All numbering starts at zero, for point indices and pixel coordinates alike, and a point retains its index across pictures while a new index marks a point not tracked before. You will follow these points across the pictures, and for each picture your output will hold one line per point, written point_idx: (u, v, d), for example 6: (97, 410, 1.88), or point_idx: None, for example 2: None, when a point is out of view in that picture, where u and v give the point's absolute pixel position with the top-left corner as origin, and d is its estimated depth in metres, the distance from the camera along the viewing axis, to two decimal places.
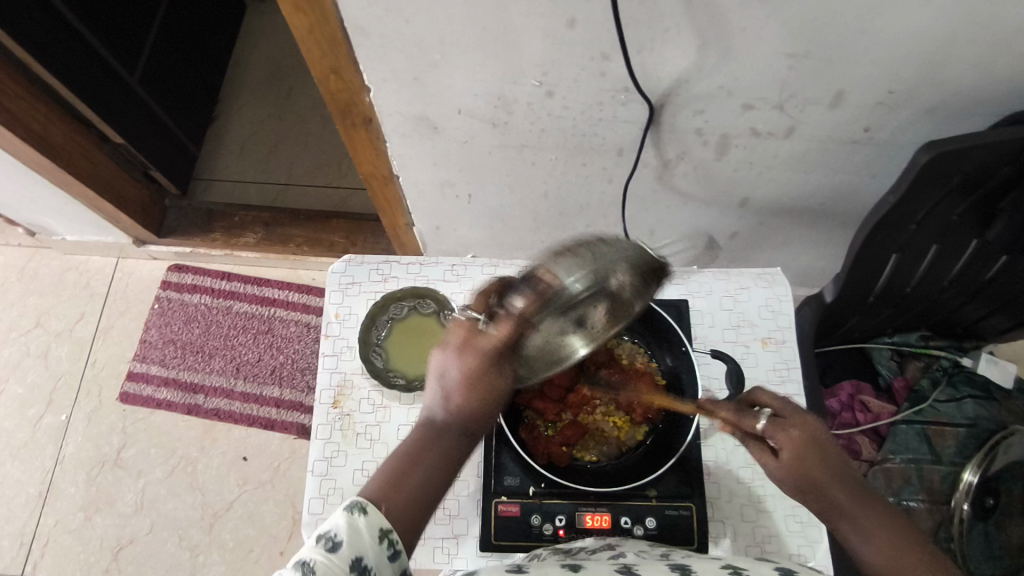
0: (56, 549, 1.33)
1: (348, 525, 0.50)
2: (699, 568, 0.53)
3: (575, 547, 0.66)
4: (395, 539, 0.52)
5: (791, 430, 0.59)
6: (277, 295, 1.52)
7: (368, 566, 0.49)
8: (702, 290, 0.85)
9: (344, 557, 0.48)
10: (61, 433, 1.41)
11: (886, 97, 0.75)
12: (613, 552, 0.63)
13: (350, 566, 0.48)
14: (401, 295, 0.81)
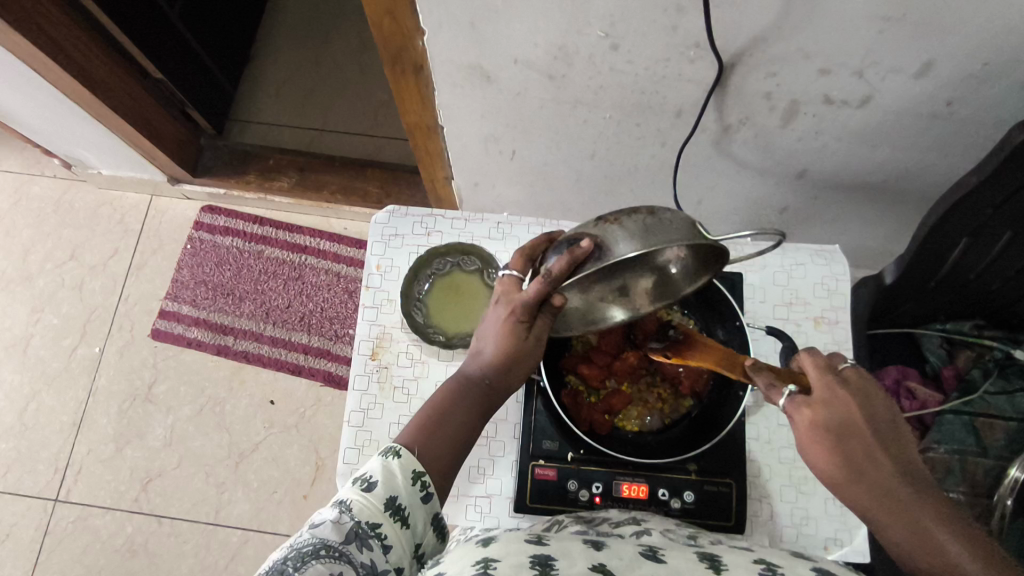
0: (88, 477, 1.36)
1: (384, 468, 0.54)
2: (730, 561, 0.50)
3: (597, 518, 0.65)
4: (427, 481, 0.55)
5: (807, 413, 0.54)
6: (309, 242, 1.51)
7: (402, 505, 0.53)
8: (757, 264, 0.81)
9: (379, 496, 0.52)
10: (94, 365, 1.44)
11: (979, 69, 0.70)
12: (637, 528, 0.61)
13: (385, 504, 0.52)
14: (445, 250, 0.79)
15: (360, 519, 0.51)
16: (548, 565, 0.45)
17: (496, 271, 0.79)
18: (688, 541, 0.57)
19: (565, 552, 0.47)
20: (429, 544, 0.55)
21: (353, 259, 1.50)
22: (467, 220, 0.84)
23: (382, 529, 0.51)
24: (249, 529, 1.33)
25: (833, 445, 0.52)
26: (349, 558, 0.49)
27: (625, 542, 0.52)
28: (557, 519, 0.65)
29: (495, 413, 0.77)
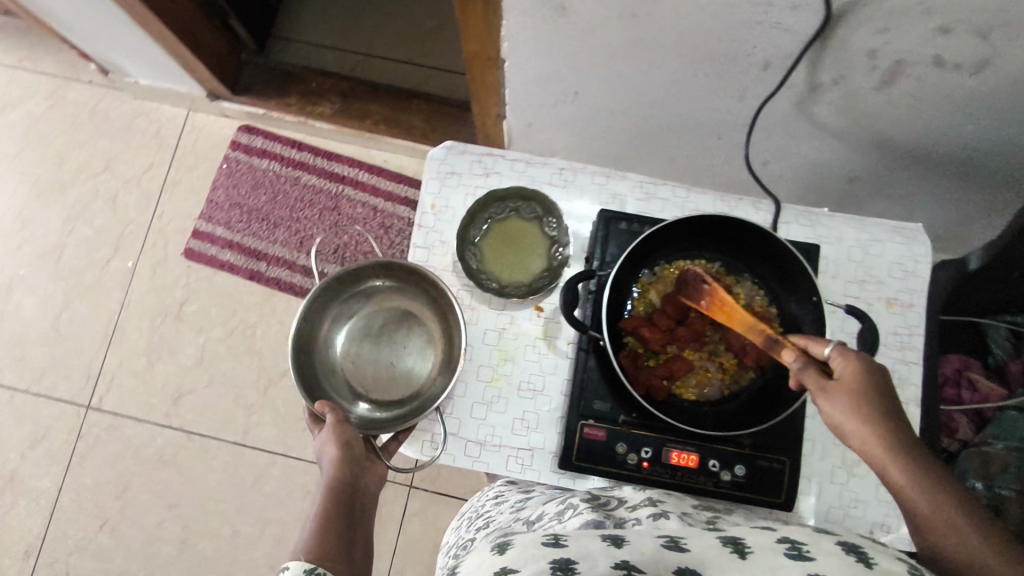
0: (120, 389, 1.38)
1: None
2: (754, 543, 0.48)
3: (613, 501, 0.63)
4: (322, 572, 0.55)
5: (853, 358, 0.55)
6: (347, 172, 1.47)
7: None
8: (832, 236, 0.77)
9: None
10: (127, 279, 1.43)
11: None
12: (653, 511, 0.57)
13: None
14: (504, 194, 0.75)
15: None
16: (569, 569, 0.44)
17: (556, 220, 0.75)
18: (707, 524, 0.54)
19: (586, 553, 0.46)
20: None
21: (390, 193, 1.45)
22: (529, 162, 0.79)
23: None
24: (276, 454, 1.35)
25: (870, 390, 0.53)
26: None
27: (646, 530, 0.52)
28: (569, 501, 0.63)
29: (543, 366, 0.75)
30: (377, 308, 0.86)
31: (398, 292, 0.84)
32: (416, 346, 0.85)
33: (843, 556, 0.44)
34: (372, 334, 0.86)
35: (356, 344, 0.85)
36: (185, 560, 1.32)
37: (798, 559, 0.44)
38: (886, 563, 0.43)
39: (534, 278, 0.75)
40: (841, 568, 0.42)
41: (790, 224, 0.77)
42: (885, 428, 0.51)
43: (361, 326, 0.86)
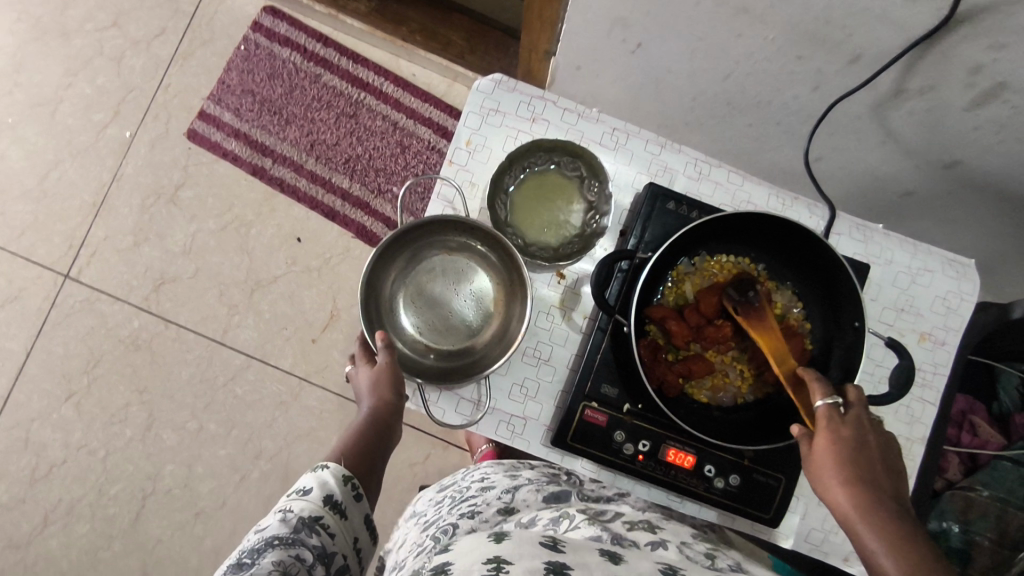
0: (102, 263, 1.33)
1: (316, 477, 0.63)
2: None
3: (610, 514, 0.62)
4: (356, 483, 0.65)
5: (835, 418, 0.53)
6: (371, 79, 1.37)
7: (338, 500, 0.62)
8: (882, 257, 0.72)
9: (316, 497, 0.61)
10: (123, 150, 1.35)
11: None
12: (653, 537, 0.55)
13: (323, 500, 0.61)
14: (551, 145, 0.69)
15: (303, 514, 0.59)
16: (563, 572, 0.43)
17: (599, 185, 0.70)
18: (707, 558, 0.52)
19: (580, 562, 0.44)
20: (364, 539, 0.64)
21: (414, 112, 1.36)
22: (580, 116, 0.72)
23: (325, 520, 0.60)
24: (253, 358, 1.32)
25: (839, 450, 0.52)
26: (303, 543, 0.57)
27: (642, 558, 0.49)
28: (565, 510, 0.61)
29: (554, 336, 0.71)
30: (461, 253, 0.72)
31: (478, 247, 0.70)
32: (476, 305, 0.72)
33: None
34: (445, 279, 0.72)
35: (415, 284, 0.72)
36: (148, 446, 1.31)
37: None
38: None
39: (561, 243, 0.70)
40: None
41: (843, 237, 0.72)
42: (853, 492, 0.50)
43: (443, 268, 0.72)
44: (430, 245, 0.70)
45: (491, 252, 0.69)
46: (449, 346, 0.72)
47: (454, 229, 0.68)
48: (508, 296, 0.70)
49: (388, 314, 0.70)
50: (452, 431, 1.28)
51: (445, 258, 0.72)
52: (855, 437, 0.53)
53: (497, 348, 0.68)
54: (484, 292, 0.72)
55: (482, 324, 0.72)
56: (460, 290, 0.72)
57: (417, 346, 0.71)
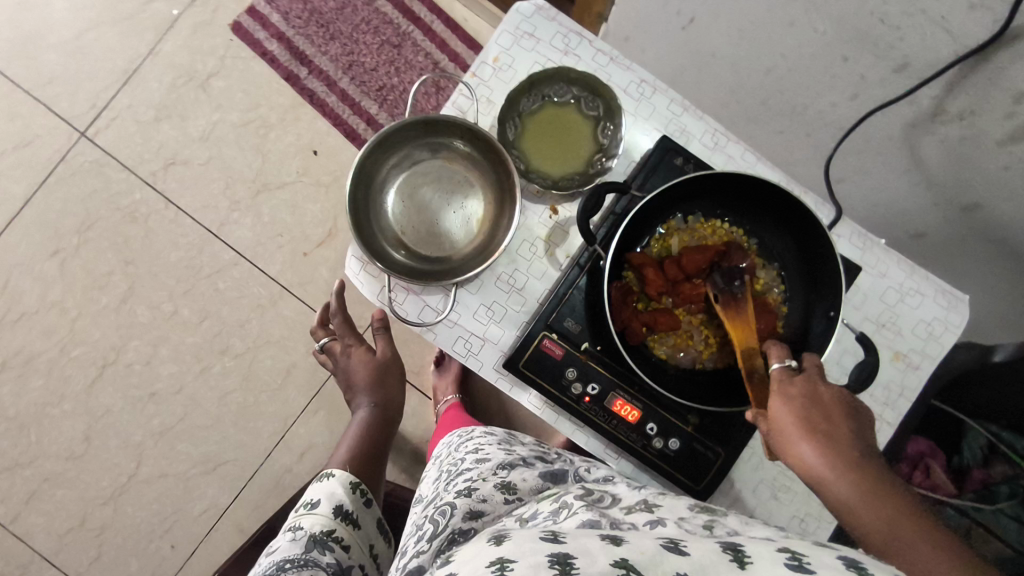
0: (119, 130, 1.34)
1: (325, 494, 0.70)
2: (755, 551, 0.36)
3: (607, 498, 0.53)
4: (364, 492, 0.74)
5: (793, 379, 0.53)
6: (423, 15, 1.37)
7: (349, 511, 0.70)
8: (875, 268, 0.71)
9: (326, 511, 0.68)
10: (166, 27, 1.36)
11: None
12: (649, 517, 0.47)
13: (335, 512, 0.68)
14: (575, 77, 0.68)
15: (313, 532, 0.64)
16: (566, 564, 0.35)
17: (613, 130, 0.69)
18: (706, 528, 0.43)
19: (585, 549, 0.37)
20: (376, 544, 0.71)
21: (457, 56, 1.36)
22: (612, 60, 0.72)
23: (337, 533, 0.66)
24: (242, 257, 1.32)
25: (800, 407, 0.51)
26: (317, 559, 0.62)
27: (644, 537, 0.41)
28: (562, 500, 0.53)
29: (532, 269, 0.70)
30: (460, 162, 0.71)
31: (476, 158, 0.69)
32: (461, 218, 0.72)
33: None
34: (438, 185, 0.72)
35: (410, 183, 0.72)
36: (120, 317, 1.31)
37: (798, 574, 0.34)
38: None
39: (562, 178, 0.69)
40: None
41: (842, 236, 0.71)
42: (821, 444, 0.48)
43: (437, 179, 0.72)
44: (431, 146, 0.70)
45: (488, 167, 0.69)
46: (427, 252, 0.71)
47: (459, 135, 0.67)
48: (495, 215, 0.70)
49: (375, 204, 0.69)
50: (418, 374, 1.28)
51: (443, 165, 0.72)
52: (811, 392, 0.52)
53: (471, 261, 0.68)
54: (472, 208, 0.72)
55: (463, 238, 0.72)
56: (450, 202, 0.72)
57: (395, 243, 0.70)
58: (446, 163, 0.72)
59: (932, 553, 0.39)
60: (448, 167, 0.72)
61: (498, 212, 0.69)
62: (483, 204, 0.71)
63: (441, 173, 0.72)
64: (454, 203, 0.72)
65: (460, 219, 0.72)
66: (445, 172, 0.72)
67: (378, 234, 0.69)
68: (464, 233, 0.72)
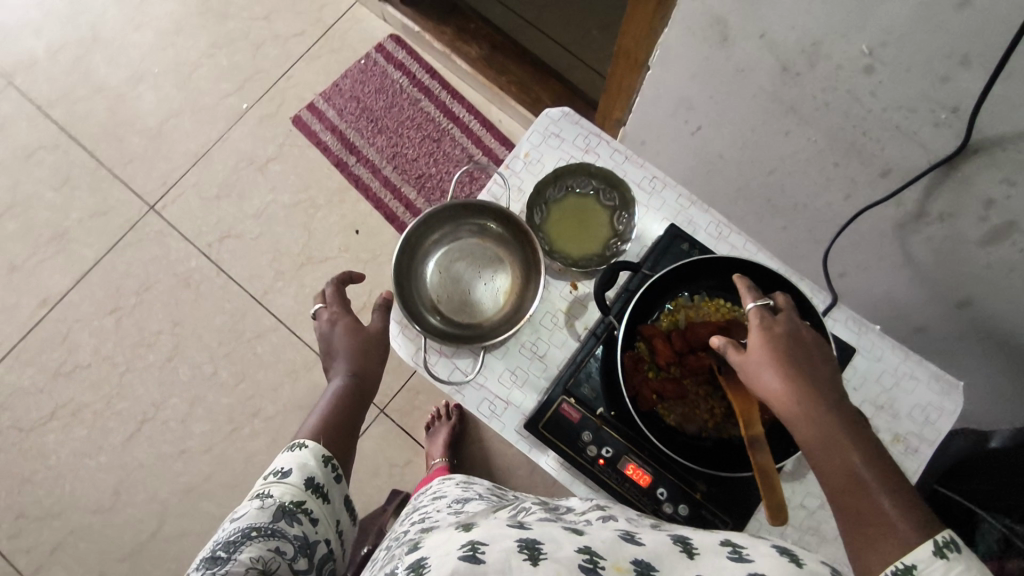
0: (184, 204, 1.48)
1: (297, 462, 0.68)
2: (699, 543, 0.46)
3: (563, 505, 0.61)
4: (335, 465, 0.71)
5: (772, 324, 0.57)
6: (463, 115, 1.53)
7: (318, 482, 0.68)
8: (871, 353, 0.77)
9: (296, 480, 0.66)
10: (236, 118, 1.53)
11: None
12: (604, 512, 0.55)
13: (305, 483, 0.66)
14: (595, 172, 0.78)
15: (283, 499, 0.63)
16: (534, 548, 0.43)
17: (627, 217, 0.77)
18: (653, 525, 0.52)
19: (550, 537, 0.45)
20: (341, 521, 0.69)
21: (491, 150, 1.51)
22: (628, 158, 0.82)
23: (306, 505, 0.65)
24: (281, 323, 1.42)
25: (781, 355, 0.55)
26: (282, 533, 0.61)
27: (601, 527, 0.49)
28: (522, 505, 0.62)
29: (553, 339, 0.77)
30: (492, 242, 0.80)
31: (507, 239, 0.79)
32: (489, 290, 0.81)
33: (781, 560, 0.42)
34: (471, 261, 0.81)
35: (447, 257, 0.81)
36: (163, 375, 1.39)
37: (740, 561, 0.43)
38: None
39: (581, 257, 0.77)
40: (788, 574, 0.40)
41: (836, 322, 0.78)
42: (800, 393, 0.53)
43: (467, 257, 0.81)
44: (468, 226, 0.80)
45: (517, 250, 0.78)
46: (456, 317, 0.79)
47: (496, 218, 0.77)
48: (521, 291, 0.78)
49: (416, 273, 0.78)
50: None
51: (477, 243, 0.81)
52: (789, 334, 0.57)
53: (497, 330, 0.75)
54: (500, 283, 0.80)
55: (491, 310, 0.80)
56: (479, 275, 0.81)
57: (429, 308, 0.78)
58: (479, 240, 0.81)
59: (882, 500, 0.48)
60: (481, 245, 0.81)
61: (523, 288, 0.78)
62: (509, 278, 0.80)
63: (473, 248, 0.81)
64: (482, 276, 0.81)
65: (488, 291, 0.81)
66: (477, 247, 0.81)
67: (416, 300, 0.77)
68: (491, 304, 0.80)
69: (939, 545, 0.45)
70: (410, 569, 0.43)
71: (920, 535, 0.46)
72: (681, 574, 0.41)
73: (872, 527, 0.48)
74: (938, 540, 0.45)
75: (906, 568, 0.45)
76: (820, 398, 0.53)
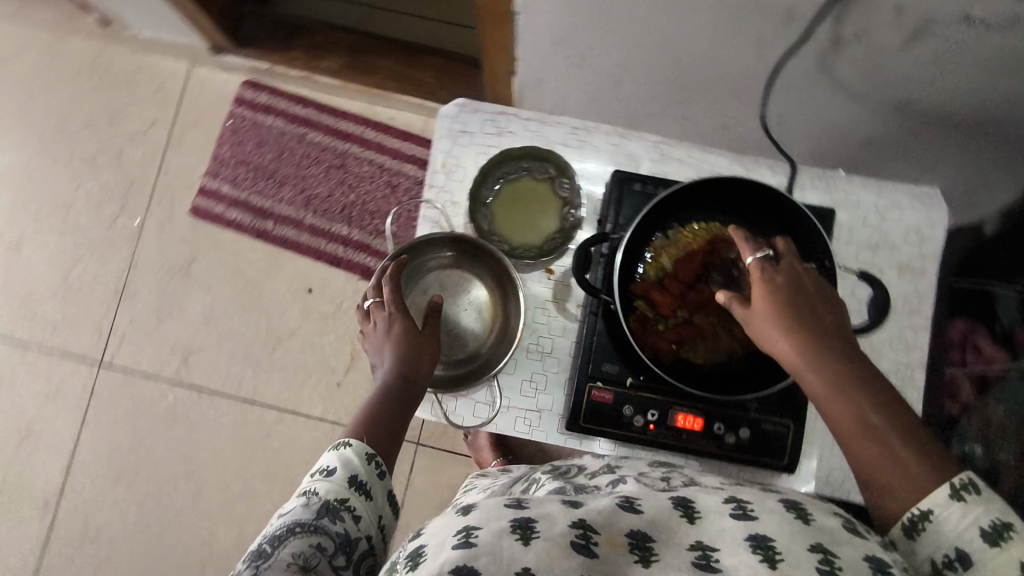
0: (131, 344, 1.40)
1: (340, 456, 0.58)
2: (703, 506, 0.44)
3: (574, 469, 0.63)
4: (379, 461, 0.60)
5: (776, 276, 0.56)
6: (353, 129, 1.45)
7: (362, 480, 0.57)
8: (848, 203, 0.77)
9: (340, 478, 0.56)
10: (135, 237, 1.43)
11: None
12: (612, 476, 0.56)
13: (348, 482, 0.56)
14: (520, 153, 0.74)
15: (328, 497, 0.54)
16: (527, 526, 0.40)
17: (569, 183, 0.74)
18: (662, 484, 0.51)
19: (547, 512, 0.42)
20: (386, 518, 0.59)
21: (397, 151, 1.43)
22: (542, 122, 0.77)
23: (350, 503, 0.55)
24: (285, 411, 1.38)
25: (789, 306, 0.55)
26: (324, 530, 0.53)
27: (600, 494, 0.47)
28: (535, 478, 0.64)
29: (552, 329, 0.75)
30: (455, 266, 0.77)
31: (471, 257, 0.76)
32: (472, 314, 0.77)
33: (787, 517, 0.40)
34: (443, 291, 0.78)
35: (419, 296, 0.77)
36: (199, 513, 1.36)
37: (743, 520, 0.41)
38: (848, 536, 0.39)
39: (545, 241, 0.74)
40: (787, 532, 0.39)
41: (804, 189, 0.77)
42: (810, 343, 0.53)
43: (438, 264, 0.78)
44: (428, 259, 0.77)
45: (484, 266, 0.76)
46: (454, 353, 0.76)
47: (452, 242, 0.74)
48: (503, 302, 0.76)
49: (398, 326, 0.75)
50: None
51: (446, 271, 0.78)
52: (791, 284, 0.56)
53: (496, 352, 0.74)
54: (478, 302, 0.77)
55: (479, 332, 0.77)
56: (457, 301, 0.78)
57: None
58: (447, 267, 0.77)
59: (896, 443, 0.49)
60: (450, 272, 0.78)
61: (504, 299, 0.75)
62: (485, 288, 0.77)
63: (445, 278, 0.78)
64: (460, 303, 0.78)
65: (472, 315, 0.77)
66: (448, 274, 0.78)
67: None
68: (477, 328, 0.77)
69: (957, 488, 0.46)
70: (408, 559, 0.41)
71: (935, 479, 0.47)
72: (681, 547, 0.40)
73: (879, 472, 0.49)
74: (955, 484, 0.47)
75: (924, 514, 0.47)
76: (829, 344, 0.53)
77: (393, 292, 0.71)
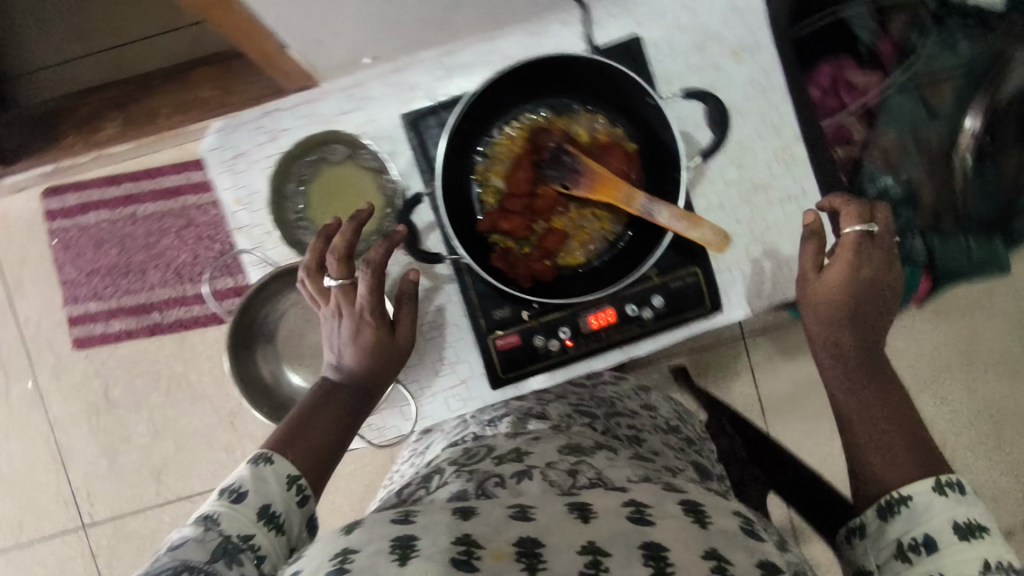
0: (106, 500, 1.20)
1: (252, 476, 0.52)
2: (600, 507, 0.39)
3: (480, 450, 0.55)
4: (303, 483, 0.55)
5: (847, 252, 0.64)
6: (180, 180, 1.16)
7: (277, 511, 0.51)
8: (653, 16, 0.77)
9: (249, 505, 0.49)
10: (35, 400, 1.21)
11: None
12: (516, 464, 0.49)
13: (259, 512, 0.49)
14: (300, 151, 0.76)
15: (229, 533, 0.47)
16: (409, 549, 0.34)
17: (365, 152, 0.78)
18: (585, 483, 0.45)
19: (429, 525, 0.36)
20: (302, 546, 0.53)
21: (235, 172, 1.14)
22: (308, 103, 0.79)
23: (255, 540, 0.48)
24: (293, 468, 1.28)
25: (852, 285, 0.64)
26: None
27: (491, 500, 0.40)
28: (436, 466, 0.57)
29: (438, 296, 0.78)
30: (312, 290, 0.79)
31: None
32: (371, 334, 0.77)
33: (686, 522, 0.39)
34: None
35: None
36: None
37: (637, 526, 0.38)
38: (744, 539, 0.39)
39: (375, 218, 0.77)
40: (680, 541, 0.37)
41: (603, 29, 0.77)
42: (849, 323, 0.64)
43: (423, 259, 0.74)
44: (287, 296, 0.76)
45: None
46: None
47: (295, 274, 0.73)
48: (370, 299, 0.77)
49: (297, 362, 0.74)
50: None
51: None
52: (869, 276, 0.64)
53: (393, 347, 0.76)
54: None
55: None
56: None
57: None
58: None
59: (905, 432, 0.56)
60: None
61: None
62: None
63: None
64: None
65: None
66: None
67: None
68: None
69: (942, 485, 0.51)
70: None
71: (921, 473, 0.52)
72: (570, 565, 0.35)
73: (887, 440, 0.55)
74: (942, 482, 0.51)
75: (903, 499, 0.51)
76: (860, 329, 0.63)
77: (370, 298, 0.67)
